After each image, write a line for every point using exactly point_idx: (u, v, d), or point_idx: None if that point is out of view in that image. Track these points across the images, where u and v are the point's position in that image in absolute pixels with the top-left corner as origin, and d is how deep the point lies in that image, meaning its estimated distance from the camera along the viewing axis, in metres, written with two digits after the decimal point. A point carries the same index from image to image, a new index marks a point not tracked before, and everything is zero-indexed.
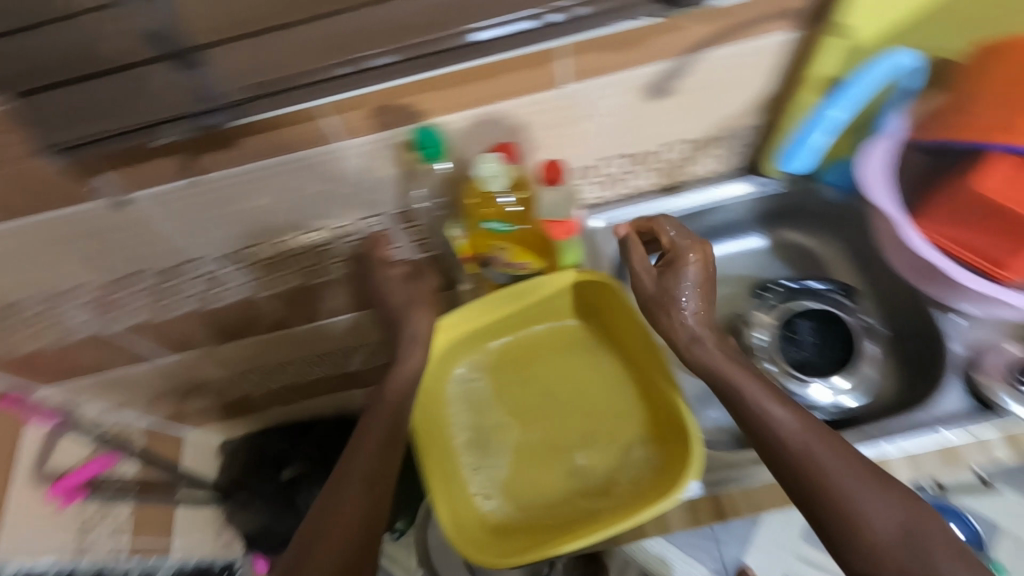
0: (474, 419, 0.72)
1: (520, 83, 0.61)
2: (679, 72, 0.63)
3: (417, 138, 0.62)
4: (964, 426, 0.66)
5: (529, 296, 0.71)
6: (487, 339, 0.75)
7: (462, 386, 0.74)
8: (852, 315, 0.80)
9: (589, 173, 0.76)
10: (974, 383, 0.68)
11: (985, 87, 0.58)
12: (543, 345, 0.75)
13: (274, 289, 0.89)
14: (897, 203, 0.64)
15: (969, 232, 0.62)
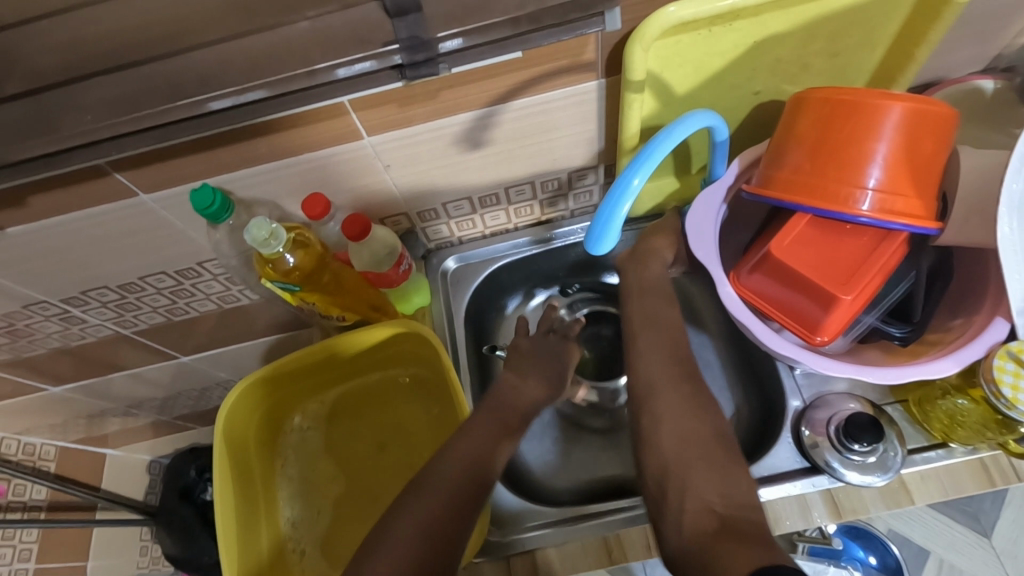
0: (305, 469, 0.75)
1: (339, 121, 0.58)
2: (486, 123, 0.62)
3: (191, 200, 0.58)
4: (784, 486, 0.63)
5: (344, 356, 0.72)
6: (320, 392, 0.77)
7: (296, 436, 0.76)
8: None
9: (430, 216, 0.77)
10: (803, 438, 0.66)
11: (794, 143, 0.57)
12: (372, 397, 0.77)
13: (141, 323, 0.89)
14: (715, 257, 0.64)
15: (772, 289, 0.58)
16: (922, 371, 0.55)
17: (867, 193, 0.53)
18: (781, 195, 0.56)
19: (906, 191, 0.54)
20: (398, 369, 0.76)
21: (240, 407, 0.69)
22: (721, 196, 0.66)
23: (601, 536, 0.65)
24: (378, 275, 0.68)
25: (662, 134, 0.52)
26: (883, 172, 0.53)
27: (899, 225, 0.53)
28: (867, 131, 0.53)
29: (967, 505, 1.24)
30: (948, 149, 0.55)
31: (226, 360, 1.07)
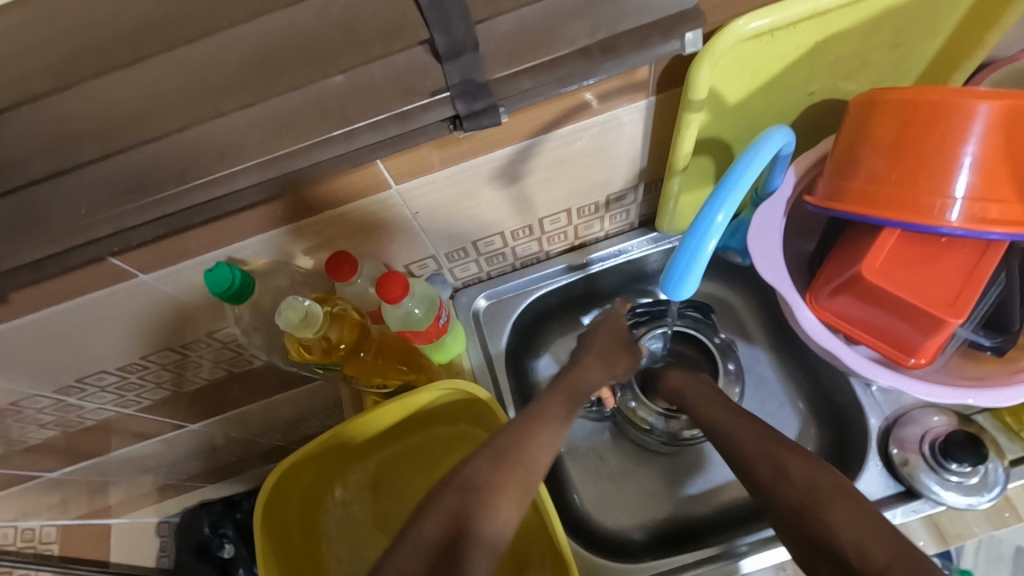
0: (353, 549, 0.68)
1: (365, 173, 0.51)
2: (525, 156, 0.55)
3: (207, 283, 0.51)
4: (882, 516, 0.59)
5: (388, 421, 0.65)
6: (361, 461, 0.70)
7: (338, 512, 0.69)
8: (712, 337, 0.76)
9: (458, 256, 0.70)
10: (893, 460, 0.62)
11: (867, 152, 0.52)
12: (418, 462, 0.71)
13: (144, 400, 0.81)
14: (787, 279, 0.58)
15: (862, 312, 0.55)
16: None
17: (957, 203, 0.49)
18: (860, 211, 0.52)
19: (1004, 195, 0.48)
20: (444, 427, 0.70)
21: (276, 493, 0.62)
22: (782, 209, 0.60)
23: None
24: (415, 333, 0.61)
25: (738, 162, 0.47)
26: (976, 177, 0.48)
27: (998, 234, 0.49)
28: (952, 134, 0.48)
29: None
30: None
31: (234, 422, 0.98)
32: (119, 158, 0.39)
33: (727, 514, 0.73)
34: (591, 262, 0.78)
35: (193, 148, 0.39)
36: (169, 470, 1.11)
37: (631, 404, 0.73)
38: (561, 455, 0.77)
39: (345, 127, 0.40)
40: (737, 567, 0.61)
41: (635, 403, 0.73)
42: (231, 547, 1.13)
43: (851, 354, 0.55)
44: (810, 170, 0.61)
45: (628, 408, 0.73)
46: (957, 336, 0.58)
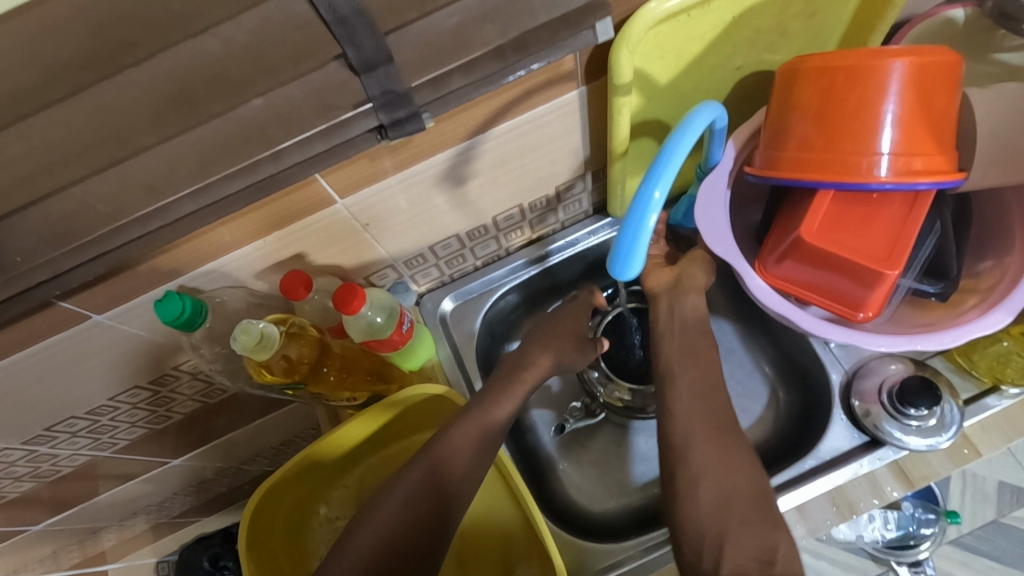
0: None
1: (308, 190, 0.51)
2: (466, 156, 0.56)
3: (157, 313, 0.51)
4: (850, 468, 0.61)
5: (363, 431, 0.66)
6: (342, 475, 0.70)
7: (326, 528, 0.70)
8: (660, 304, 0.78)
9: (417, 262, 0.71)
10: (856, 413, 0.64)
11: (796, 116, 0.54)
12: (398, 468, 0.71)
13: (120, 441, 0.80)
14: (735, 251, 0.60)
15: (807, 275, 0.57)
16: (973, 330, 0.54)
17: (883, 159, 0.51)
18: (794, 175, 0.53)
19: (922, 147, 0.51)
20: (421, 432, 0.71)
21: (258, 517, 0.63)
22: (725, 181, 0.62)
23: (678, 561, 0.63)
24: (380, 342, 0.62)
25: (670, 138, 0.48)
26: (897, 133, 0.50)
27: (924, 184, 0.51)
28: (872, 93, 0.50)
29: None
30: (957, 97, 0.52)
31: (219, 453, 0.97)
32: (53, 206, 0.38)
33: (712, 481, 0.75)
34: (551, 253, 0.79)
35: (130, 184, 0.39)
36: (159, 508, 1.09)
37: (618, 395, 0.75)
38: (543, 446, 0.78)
39: (272, 145, 0.40)
40: None
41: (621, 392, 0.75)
42: None
43: (803, 316, 0.57)
44: (748, 144, 0.63)
45: (615, 398, 0.75)
46: (902, 287, 0.60)
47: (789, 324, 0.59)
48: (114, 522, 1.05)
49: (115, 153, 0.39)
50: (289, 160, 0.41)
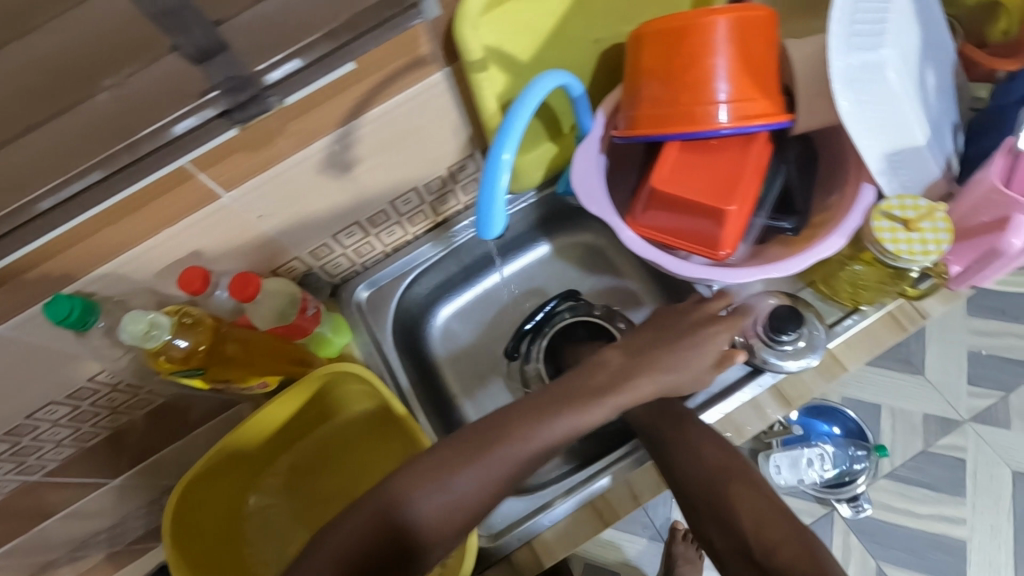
0: (272, 545, 0.93)
1: (226, 160, 0.64)
2: (343, 142, 0.72)
3: (46, 315, 0.63)
4: (737, 396, 0.85)
5: (276, 420, 0.89)
6: (269, 468, 0.96)
7: (258, 514, 0.95)
8: (616, 323, 0.98)
9: (325, 251, 0.91)
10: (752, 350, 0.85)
11: (646, 78, 0.69)
12: (312, 460, 0.98)
13: (47, 464, 0.87)
14: (609, 209, 0.77)
15: (668, 219, 0.77)
16: (782, 268, 0.77)
17: (723, 106, 0.67)
18: (650, 129, 0.69)
19: (752, 95, 0.68)
20: (324, 425, 0.97)
21: (181, 510, 0.82)
22: (597, 146, 0.79)
23: (592, 505, 0.91)
24: (285, 324, 0.86)
25: (514, 108, 0.64)
26: (729, 83, 0.67)
27: (758, 125, 0.68)
28: (699, 49, 0.66)
29: (894, 353, 1.67)
30: (775, 48, 0.70)
31: (158, 471, 1.02)
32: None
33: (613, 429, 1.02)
34: (455, 234, 1.02)
35: (31, 168, 0.58)
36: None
37: None
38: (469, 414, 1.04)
39: (151, 126, 0.59)
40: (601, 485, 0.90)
41: (601, 480, 0.91)
42: None
43: (672, 258, 0.77)
44: (613, 111, 0.80)
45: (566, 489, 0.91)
46: (763, 223, 0.90)
47: (668, 269, 0.77)
48: None
49: (85, 124, 0.58)
50: (184, 135, 0.60)
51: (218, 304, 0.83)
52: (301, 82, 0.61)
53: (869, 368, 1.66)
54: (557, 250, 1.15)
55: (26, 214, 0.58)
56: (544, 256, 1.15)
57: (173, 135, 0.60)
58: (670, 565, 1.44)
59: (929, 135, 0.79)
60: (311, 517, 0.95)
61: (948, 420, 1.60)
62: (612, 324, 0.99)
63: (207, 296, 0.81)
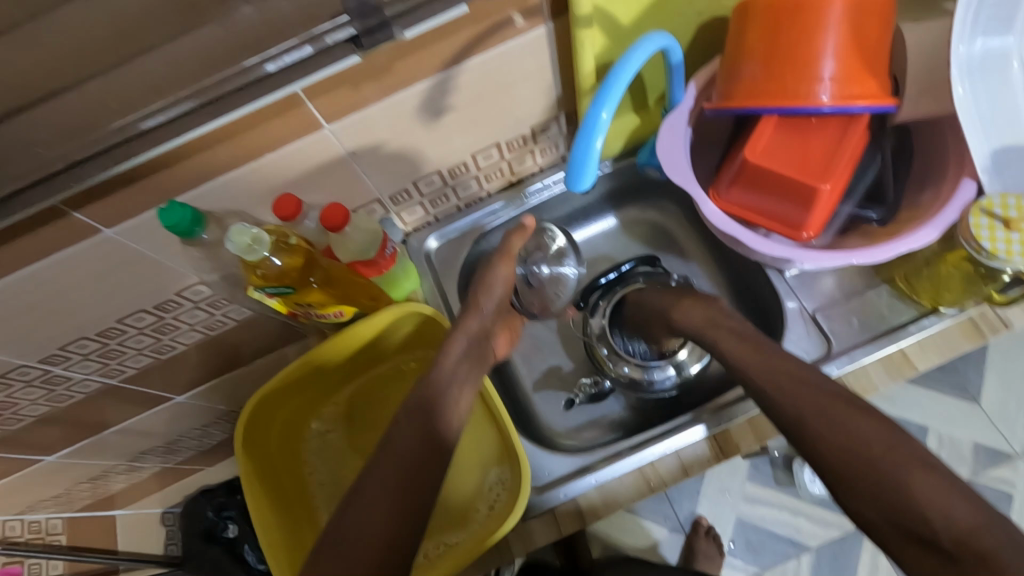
0: (331, 470, 0.83)
1: (497, 36, 0.63)
2: (541, 43, 0.68)
3: (160, 219, 0.59)
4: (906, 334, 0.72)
5: (363, 337, 0.78)
6: (333, 393, 0.84)
7: (317, 440, 0.84)
8: (782, 276, 0.80)
9: (527, 160, 0.88)
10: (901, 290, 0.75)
11: (746, 55, 0.63)
12: (378, 388, 0.85)
13: (229, 320, 0.90)
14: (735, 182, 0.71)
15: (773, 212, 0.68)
16: (908, 244, 0.63)
17: (825, 84, 0.60)
18: (747, 103, 0.63)
19: (864, 77, 0.61)
20: (402, 354, 0.85)
21: (261, 414, 0.76)
22: (686, 119, 0.72)
23: (637, 470, 0.73)
24: (365, 261, 0.74)
25: (636, 43, 0.61)
26: (838, 62, 0.60)
27: (860, 107, 0.60)
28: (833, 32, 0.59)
29: (954, 379, 1.38)
30: (890, 31, 0.62)
31: (229, 360, 1.01)
32: (67, 121, 0.54)
33: (701, 391, 0.86)
34: (528, 195, 0.91)
35: (142, 85, 0.54)
36: (165, 451, 1.22)
37: (624, 371, 0.83)
38: (520, 369, 0.91)
39: (262, 56, 0.55)
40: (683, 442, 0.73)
41: (627, 368, 0.83)
42: (235, 527, 1.24)
43: (752, 235, 0.67)
44: (709, 85, 0.73)
45: (624, 373, 0.83)
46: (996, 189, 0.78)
47: (862, 232, 0.70)
48: (198, 428, 1.19)
49: None
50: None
51: (431, 191, 0.84)
52: (406, 21, 0.56)
53: (914, 386, 1.38)
54: (624, 225, 0.99)
55: (313, 58, 0.56)
56: (611, 230, 0.99)
57: (264, 73, 0.55)
58: (689, 557, 1.34)
59: None
60: (373, 443, 0.84)
61: (1000, 452, 1.33)
62: (779, 276, 0.81)
63: (419, 181, 0.81)
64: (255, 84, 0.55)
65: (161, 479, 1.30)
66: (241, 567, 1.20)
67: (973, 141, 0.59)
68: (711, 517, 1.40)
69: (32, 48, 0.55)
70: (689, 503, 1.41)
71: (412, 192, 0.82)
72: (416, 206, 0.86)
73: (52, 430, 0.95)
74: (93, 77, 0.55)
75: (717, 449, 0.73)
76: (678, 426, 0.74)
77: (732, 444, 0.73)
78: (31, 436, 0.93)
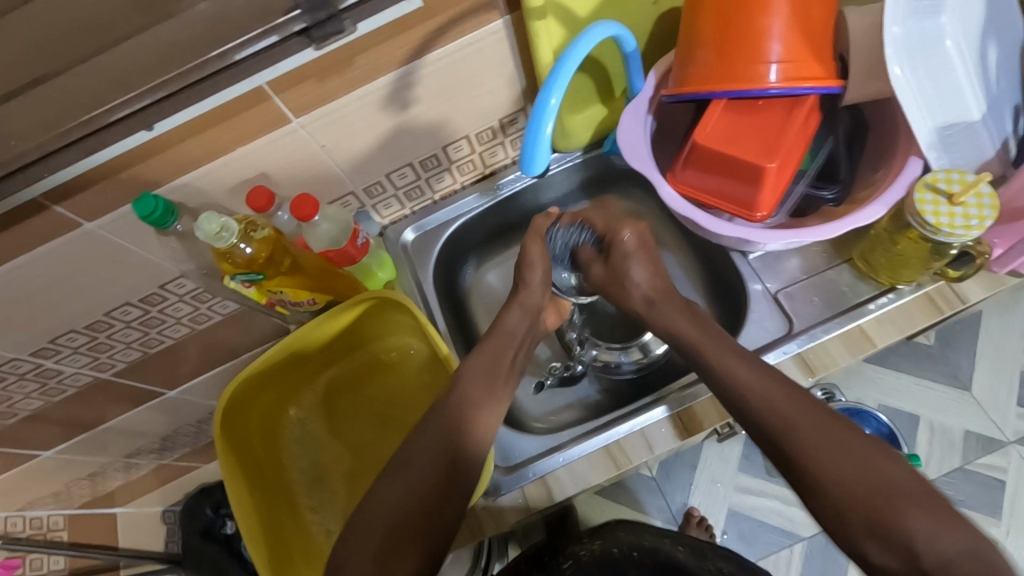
0: (309, 456, 0.85)
1: (457, 30, 0.66)
2: (501, 35, 0.70)
3: (135, 210, 0.62)
4: (866, 310, 0.74)
5: (338, 326, 0.81)
6: (310, 381, 0.87)
7: (295, 426, 0.86)
8: (746, 260, 0.82)
9: (498, 152, 0.90)
10: (860, 268, 0.77)
11: (697, 41, 0.65)
12: (355, 376, 0.88)
13: (215, 314, 0.92)
14: (653, 165, 0.73)
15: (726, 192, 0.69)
16: (857, 220, 0.65)
17: (771, 67, 0.62)
18: (699, 88, 0.65)
19: (809, 59, 0.63)
20: (377, 342, 0.87)
21: (239, 401, 0.78)
22: (645, 107, 0.75)
23: (604, 448, 0.75)
24: (337, 250, 0.77)
25: (584, 32, 0.63)
26: (783, 45, 0.62)
27: (807, 88, 0.63)
28: (778, 14, 0.61)
29: (943, 365, 1.39)
30: (833, 13, 0.64)
31: (220, 356, 1.04)
32: (40, 115, 0.57)
33: (671, 372, 0.87)
34: (501, 186, 0.93)
35: (108, 80, 0.57)
36: (160, 449, 1.25)
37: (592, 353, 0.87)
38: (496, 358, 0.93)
39: (221, 48, 0.57)
40: (642, 420, 0.75)
41: (595, 351, 0.87)
42: (232, 523, 1.28)
43: (709, 217, 0.69)
44: (666, 74, 0.75)
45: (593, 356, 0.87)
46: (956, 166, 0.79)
47: (817, 215, 0.72)
48: (194, 424, 1.22)
49: None
50: None
51: (405, 184, 0.87)
52: (363, 16, 0.59)
53: (903, 374, 1.39)
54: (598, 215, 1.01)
55: (276, 55, 0.58)
56: None
57: (225, 66, 0.58)
58: None
59: (996, 108, 0.65)
60: (349, 429, 0.86)
61: (989, 438, 1.33)
62: (742, 260, 0.82)
63: (393, 174, 0.83)
64: (219, 80, 0.58)
65: (158, 476, 1.33)
66: (238, 561, 1.23)
67: (916, 119, 0.61)
68: (702, 507, 1.41)
69: (11, 51, 0.58)
70: (681, 494, 1.42)
71: (385, 185, 0.85)
72: (391, 198, 0.88)
73: (47, 425, 0.98)
74: (66, 74, 0.58)
75: (681, 425, 0.75)
76: (647, 406, 0.76)
77: (694, 421, 0.74)
78: (27, 431, 0.96)
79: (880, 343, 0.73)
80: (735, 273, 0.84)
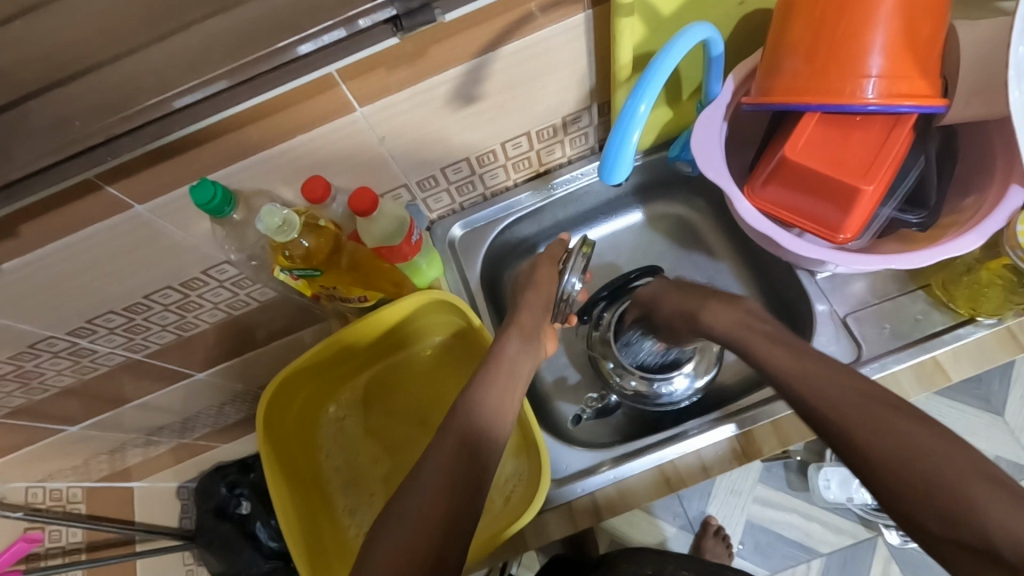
0: (347, 456, 0.83)
1: (536, 25, 0.63)
2: (580, 31, 0.66)
3: (192, 197, 0.59)
4: (940, 342, 0.70)
5: (387, 323, 0.78)
6: (351, 378, 0.84)
7: (333, 425, 0.84)
8: (812, 279, 0.79)
9: (556, 151, 0.86)
10: (937, 296, 0.73)
11: (791, 49, 0.61)
12: (397, 376, 0.86)
13: (253, 300, 0.90)
14: (726, 175, 0.69)
15: (807, 211, 0.66)
16: (949, 249, 0.61)
17: (871, 82, 0.58)
18: (788, 100, 0.61)
19: (912, 75, 0.59)
20: (422, 342, 0.84)
21: (281, 396, 0.76)
22: (722, 113, 0.70)
23: (656, 468, 0.72)
24: (391, 249, 0.74)
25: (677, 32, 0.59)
26: (885, 59, 0.58)
27: (907, 107, 0.58)
28: (884, 26, 0.57)
29: (976, 389, 1.35)
30: (943, 27, 0.59)
31: (250, 340, 1.02)
32: (97, 92, 0.53)
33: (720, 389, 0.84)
34: (555, 186, 0.90)
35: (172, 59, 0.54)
36: (182, 428, 1.23)
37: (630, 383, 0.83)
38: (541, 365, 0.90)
39: (297, 34, 0.53)
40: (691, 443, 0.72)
41: (635, 381, 0.82)
42: (247, 504, 1.26)
43: (786, 235, 0.66)
44: (745, 80, 0.71)
45: (632, 387, 0.82)
46: None
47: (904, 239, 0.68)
48: (214, 405, 1.20)
49: None
50: None
51: (458, 178, 0.83)
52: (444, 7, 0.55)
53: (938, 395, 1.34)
54: (648, 220, 0.98)
55: (350, 42, 0.55)
56: (636, 224, 0.98)
57: (299, 54, 0.54)
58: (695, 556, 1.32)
59: None
60: (389, 431, 0.84)
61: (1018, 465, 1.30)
62: (809, 279, 0.79)
63: (447, 168, 0.80)
64: (289, 65, 0.55)
65: (176, 453, 1.32)
66: (252, 543, 1.21)
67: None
68: (720, 517, 1.39)
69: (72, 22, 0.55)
70: (699, 501, 1.40)
71: (435, 180, 0.81)
72: (441, 193, 0.85)
73: (73, 400, 0.96)
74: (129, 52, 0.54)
75: (739, 450, 0.72)
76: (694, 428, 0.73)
77: (751, 446, 0.72)
78: (55, 405, 0.95)
79: (955, 377, 0.69)
80: (801, 292, 0.80)
